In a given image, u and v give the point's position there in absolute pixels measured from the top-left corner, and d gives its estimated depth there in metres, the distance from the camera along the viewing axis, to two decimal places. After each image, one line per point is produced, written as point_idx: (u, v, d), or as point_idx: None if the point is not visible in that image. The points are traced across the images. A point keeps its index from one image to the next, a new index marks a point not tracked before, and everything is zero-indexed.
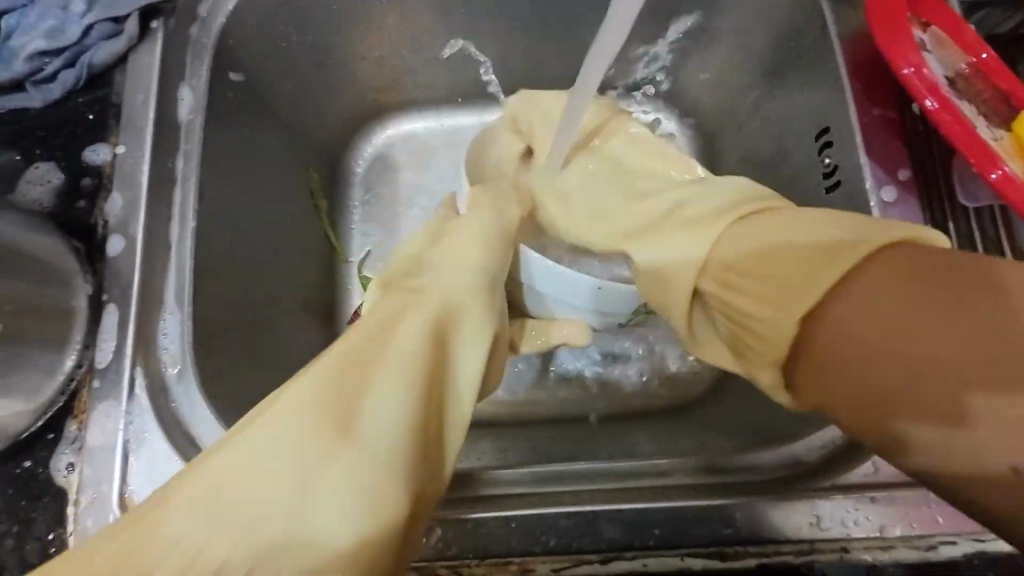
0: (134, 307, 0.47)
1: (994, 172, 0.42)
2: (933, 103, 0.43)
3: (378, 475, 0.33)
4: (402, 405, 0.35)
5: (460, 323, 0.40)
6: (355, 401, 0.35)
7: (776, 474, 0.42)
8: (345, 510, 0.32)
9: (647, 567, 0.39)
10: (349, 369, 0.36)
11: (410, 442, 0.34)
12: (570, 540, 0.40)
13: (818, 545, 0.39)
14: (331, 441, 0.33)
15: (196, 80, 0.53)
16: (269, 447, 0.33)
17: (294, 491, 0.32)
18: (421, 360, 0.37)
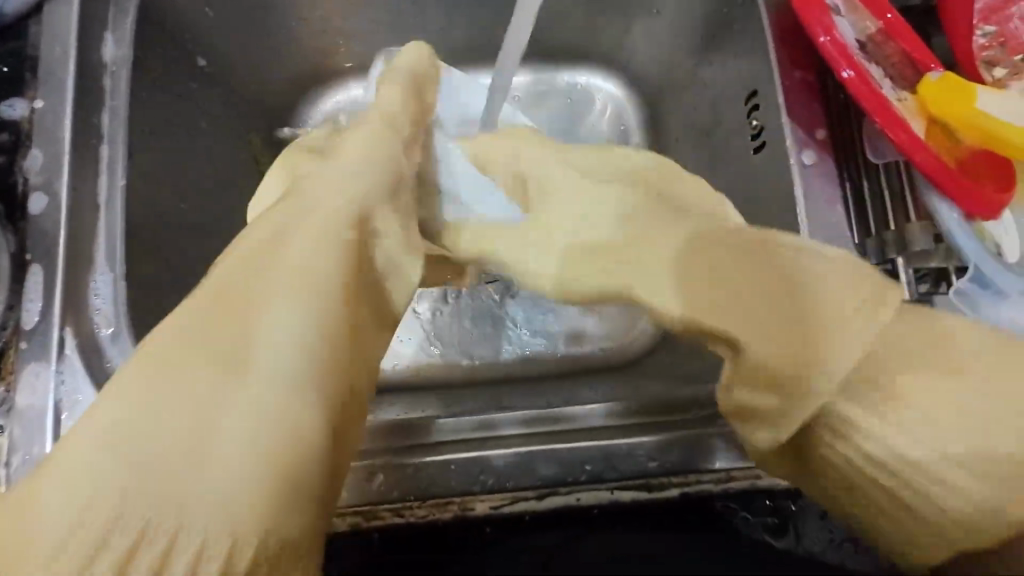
0: (60, 266, 0.45)
1: (901, 136, 0.45)
2: (848, 70, 0.46)
3: (286, 441, 0.32)
4: (286, 357, 0.33)
5: (300, 303, 0.34)
6: (251, 339, 0.33)
7: (726, 417, 0.43)
8: (265, 449, 0.31)
9: (580, 500, 0.42)
10: (226, 327, 0.33)
11: (286, 416, 0.32)
12: (507, 481, 0.42)
13: (734, 473, 0.42)
14: (231, 386, 0.32)
15: (121, 32, 0.51)
16: (277, 409, 0.32)
17: (202, 434, 0.31)
18: (290, 330, 0.33)
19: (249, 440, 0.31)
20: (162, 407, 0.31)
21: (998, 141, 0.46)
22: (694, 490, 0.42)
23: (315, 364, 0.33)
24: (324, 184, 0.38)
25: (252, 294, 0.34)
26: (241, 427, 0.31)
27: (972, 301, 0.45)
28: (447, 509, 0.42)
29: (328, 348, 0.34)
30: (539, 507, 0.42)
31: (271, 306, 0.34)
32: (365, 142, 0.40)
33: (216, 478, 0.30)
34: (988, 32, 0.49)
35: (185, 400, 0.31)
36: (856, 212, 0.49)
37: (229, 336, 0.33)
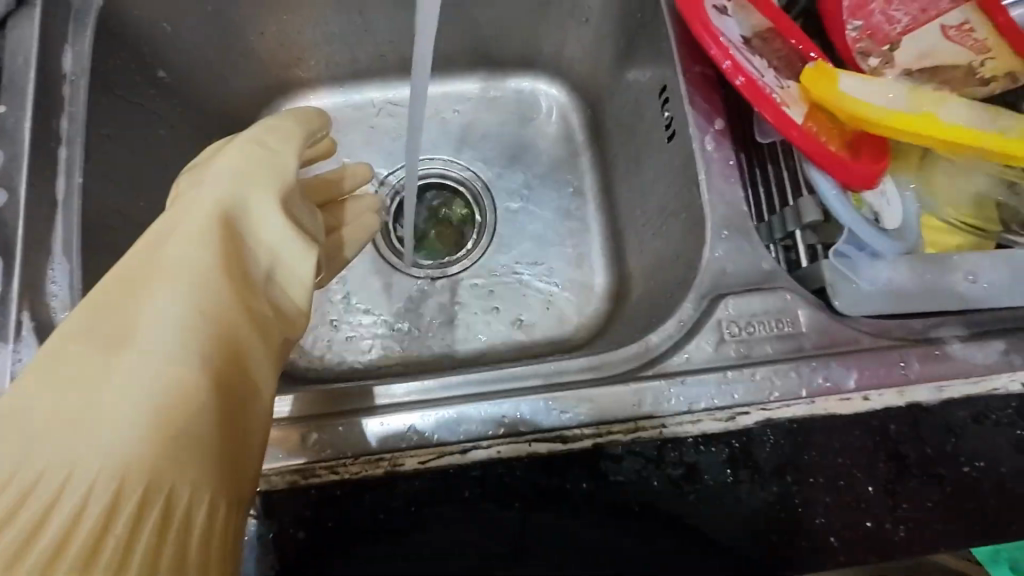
0: (17, 256, 0.49)
1: (791, 132, 0.50)
2: (741, 79, 0.49)
3: (167, 381, 0.38)
4: (167, 316, 0.40)
5: (176, 275, 0.41)
6: (137, 313, 0.40)
7: (621, 368, 0.48)
8: (151, 388, 0.38)
9: (500, 453, 0.46)
10: (117, 309, 0.41)
11: (170, 362, 0.38)
12: (433, 435, 0.46)
13: (641, 423, 0.46)
14: (115, 350, 0.39)
15: (81, 45, 0.56)
16: (156, 371, 0.38)
17: (100, 388, 0.37)
18: (170, 295, 0.40)
19: (139, 384, 0.38)
20: (61, 379, 0.38)
21: (864, 122, 0.52)
22: (606, 442, 0.46)
23: (193, 331, 0.40)
24: (200, 196, 0.46)
25: (139, 282, 0.42)
26: (125, 387, 0.37)
27: (852, 263, 0.50)
28: (378, 464, 0.45)
29: (206, 318, 0.41)
30: (463, 461, 0.46)
31: (156, 289, 0.41)
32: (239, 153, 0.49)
33: (110, 420, 0.37)
34: (857, 26, 0.55)
35: (83, 364, 0.38)
36: (752, 187, 0.56)
37: (121, 315, 0.41)
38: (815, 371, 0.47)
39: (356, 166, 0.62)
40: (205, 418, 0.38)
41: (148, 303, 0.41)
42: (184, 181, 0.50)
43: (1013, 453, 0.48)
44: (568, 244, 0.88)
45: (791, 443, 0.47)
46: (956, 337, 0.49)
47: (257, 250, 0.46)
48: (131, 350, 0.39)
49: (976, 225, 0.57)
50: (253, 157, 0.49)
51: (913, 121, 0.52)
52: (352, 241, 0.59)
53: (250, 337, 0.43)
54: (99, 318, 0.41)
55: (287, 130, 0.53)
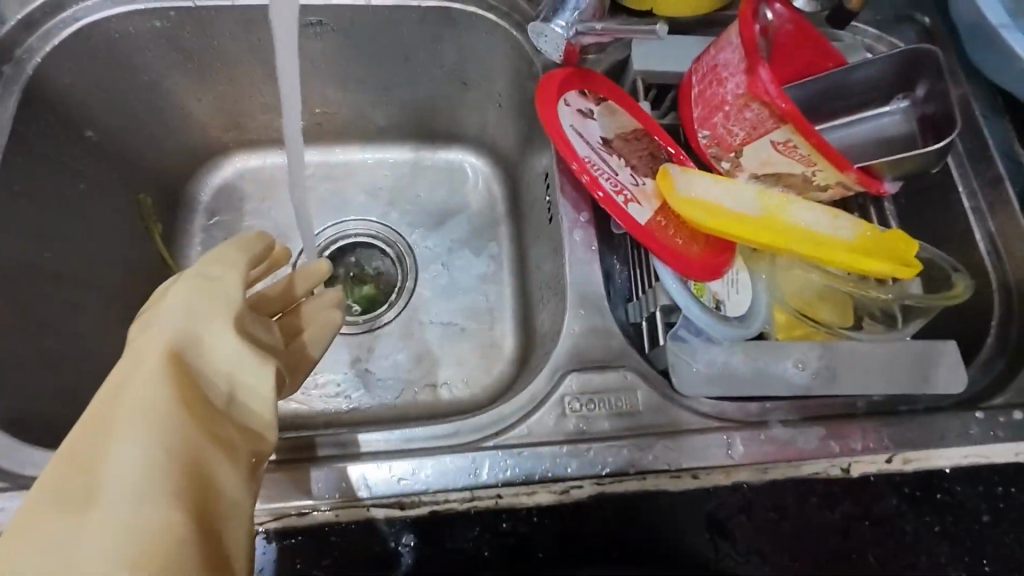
0: None
1: (639, 232, 0.56)
2: (600, 192, 0.55)
3: (144, 522, 0.37)
4: (134, 458, 0.39)
5: (142, 414, 0.40)
6: (103, 465, 0.39)
7: (467, 438, 0.51)
8: (129, 535, 0.36)
9: (338, 516, 0.48)
10: (77, 465, 0.39)
11: (144, 505, 0.37)
12: (274, 495, 0.48)
13: (477, 492, 0.49)
14: (80, 509, 0.37)
15: (3, 110, 0.61)
16: (128, 521, 0.36)
17: (73, 553, 0.36)
18: (136, 436, 0.40)
19: (111, 536, 0.36)
20: (27, 555, 0.36)
21: (687, 221, 0.58)
22: (443, 509, 0.49)
23: (160, 470, 0.39)
24: (152, 335, 0.45)
25: (99, 438, 0.40)
26: (97, 545, 0.36)
27: (690, 346, 0.55)
28: None
29: (174, 456, 0.40)
30: (301, 522, 0.48)
31: (116, 439, 0.40)
32: (183, 288, 0.48)
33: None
34: (706, 135, 0.61)
35: (49, 532, 0.36)
36: (613, 273, 0.62)
37: (83, 471, 0.39)
38: (646, 449, 0.51)
39: (310, 266, 0.60)
40: (187, 554, 0.37)
41: (112, 452, 0.39)
42: (137, 326, 0.48)
43: (836, 537, 0.51)
44: (484, 306, 0.92)
45: (622, 517, 0.49)
46: (782, 421, 0.53)
47: (213, 375, 0.45)
48: (98, 508, 0.37)
49: (820, 318, 0.61)
50: (199, 289, 0.48)
51: (732, 222, 0.58)
52: (314, 344, 0.57)
53: (218, 460, 0.42)
54: (58, 480, 0.39)
55: (226, 257, 0.52)
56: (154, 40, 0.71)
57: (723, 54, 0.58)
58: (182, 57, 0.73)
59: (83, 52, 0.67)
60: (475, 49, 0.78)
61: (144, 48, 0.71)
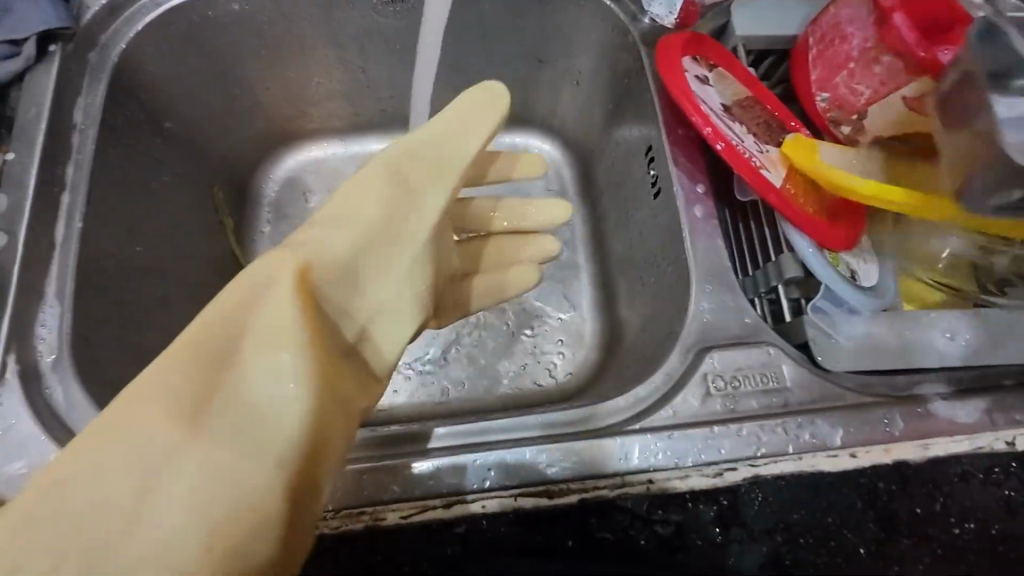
0: (9, 301, 0.49)
1: (769, 195, 0.53)
2: (722, 146, 0.53)
3: (243, 484, 0.33)
4: (263, 403, 0.33)
5: (275, 352, 0.33)
6: (227, 386, 0.33)
7: (605, 423, 0.48)
8: (228, 494, 0.33)
9: (485, 508, 0.45)
10: (203, 357, 0.34)
11: (257, 467, 0.33)
12: (415, 486, 0.45)
13: (628, 478, 0.46)
14: (189, 429, 0.33)
15: (92, 98, 0.59)
16: (229, 474, 0.33)
17: (171, 475, 0.32)
18: (269, 380, 0.33)
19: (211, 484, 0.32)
20: (134, 440, 0.33)
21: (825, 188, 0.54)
22: (594, 498, 0.46)
23: (269, 441, 0.33)
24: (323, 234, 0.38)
25: (235, 348, 0.34)
26: (193, 479, 0.32)
27: (828, 317, 0.52)
28: (358, 518, 0.44)
29: (291, 424, 0.33)
30: (445, 518, 0.44)
31: (249, 361, 0.33)
32: (375, 190, 0.40)
33: (172, 516, 0.32)
34: (825, 98, 0.58)
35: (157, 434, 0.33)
36: (731, 245, 0.58)
37: (205, 375, 0.33)
38: (800, 428, 0.48)
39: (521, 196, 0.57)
40: (269, 535, 0.34)
41: (245, 376, 0.33)
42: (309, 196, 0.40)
43: (1003, 515, 0.48)
44: (559, 291, 0.89)
45: (781, 500, 0.46)
46: (937, 395, 0.50)
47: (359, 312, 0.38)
48: (195, 448, 0.33)
49: (949, 285, 0.58)
50: (391, 200, 0.40)
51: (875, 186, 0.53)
52: (489, 291, 0.54)
53: (337, 429, 0.37)
54: (183, 366, 0.34)
55: (477, 128, 0.44)
56: (233, 27, 0.69)
57: (845, 11, 0.55)
58: (257, 42, 0.71)
59: (164, 35, 0.65)
60: (555, 21, 0.75)
61: (223, 34, 0.69)
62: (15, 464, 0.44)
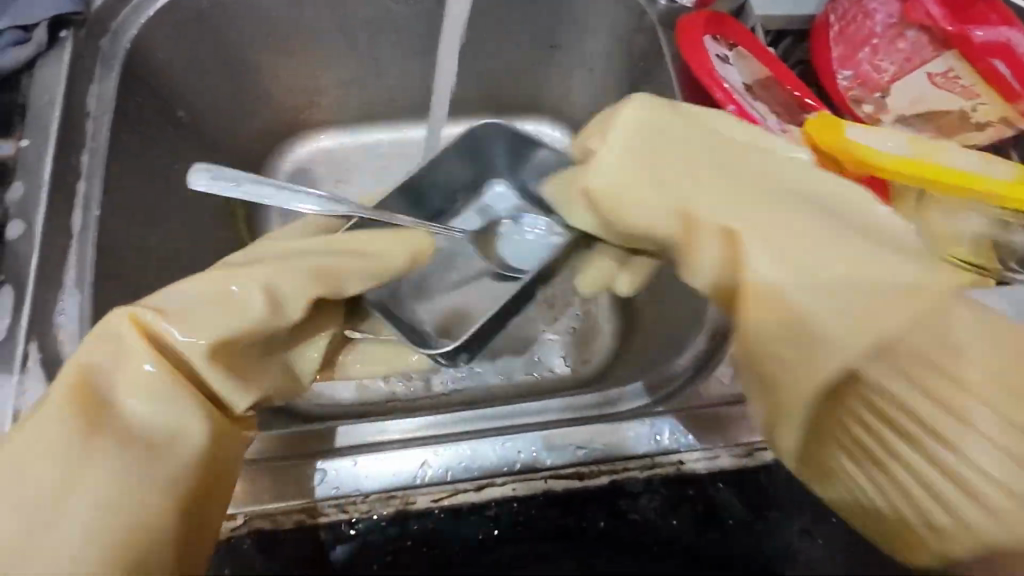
0: (29, 288, 0.49)
1: None
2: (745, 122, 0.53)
3: (141, 499, 0.37)
4: (119, 433, 0.37)
5: (157, 379, 0.37)
6: (98, 414, 0.37)
7: (635, 403, 0.48)
8: (115, 508, 0.36)
9: (515, 490, 0.45)
10: (103, 387, 0.37)
11: (141, 484, 0.37)
12: (446, 469, 0.44)
13: (658, 459, 0.46)
14: (85, 449, 0.36)
15: (105, 85, 0.58)
16: (126, 490, 0.37)
17: (89, 488, 0.36)
18: (149, 394, 0.37)
19: (111, 499, 0.36)
20: (56, 457, 0.36)
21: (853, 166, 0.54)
22: (624, 479, 0.45)
23: (148, 462, 0.37)
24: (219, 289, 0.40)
25: (97, 383, 0.37)
26: (101, 495, 0.36)
27: None
28: (388, 502, 0.44)
29: (187, 447, 0.38)
30: (476, 500, 0.44)
31: (129, 391, 0.37)
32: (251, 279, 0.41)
33: (84, 526, 0.36)
34: (847, 75, 0.57)
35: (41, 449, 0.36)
36: None
37: (112, 400, 0.37)
38: None
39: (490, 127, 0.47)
40: (164, 543, 0.38)
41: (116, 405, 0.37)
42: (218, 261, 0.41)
43: None
44: None
45: None
46: None
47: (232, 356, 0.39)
48: (88, 468, 0.36)
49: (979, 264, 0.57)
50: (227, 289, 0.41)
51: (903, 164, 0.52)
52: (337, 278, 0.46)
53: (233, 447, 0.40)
54: (102, 392, 0.37)
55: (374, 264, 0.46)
56: (244, 13, 0.68)
57: None
58: (268, 28, 0.70)
59: (174, 22, 0.64)
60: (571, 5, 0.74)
61: (233, 20, 0.68)
62: None
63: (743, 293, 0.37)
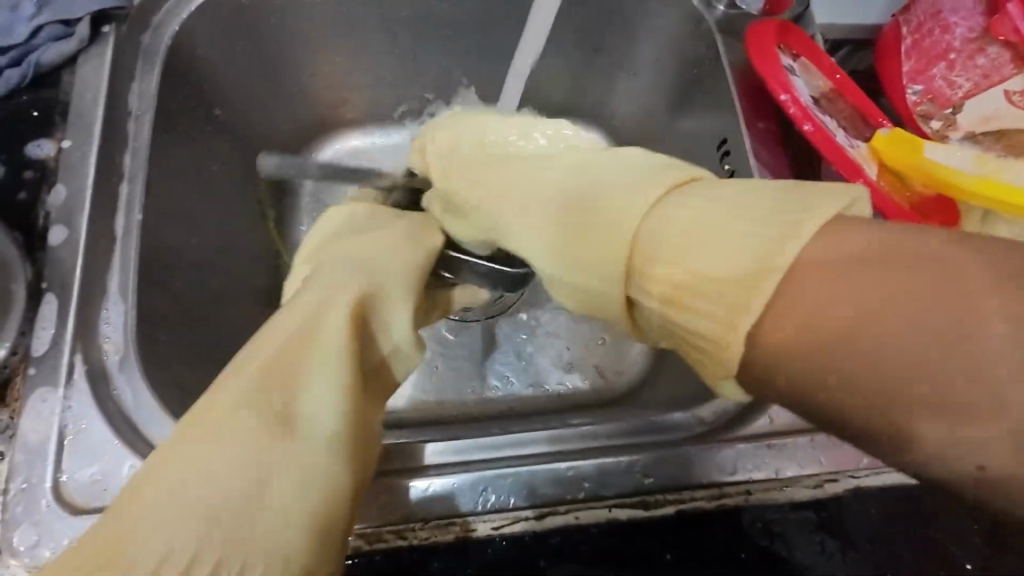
0: (74, 296, 0.48)
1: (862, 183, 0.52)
2: (811, 129, 0.52)
3: (329, 466, 0.36)
4: (314, 396, 0.37)
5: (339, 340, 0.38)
6: (290, 382, 0.37)
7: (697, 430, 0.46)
8: (315, 474, 0.35)
9: (579, 519, 0.43)
10: (285, 354, 0.38)
11: (336, 449, 0.37)
12: (507, 497, 0.43)
13: (726, 489, 0.44)
14: (277, 425, 0.36)
15: (147, 83, 0.56)
16: (320, 458, 0.36)
17: (279, 457, 0.35)
18: (334, 354, 0.38)
19: (308, 467, 0.35)
20: (246, 427, 0.35)
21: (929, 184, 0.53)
22: (689, 510, 0.44)
23: (331, 431, 0.37)
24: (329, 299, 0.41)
25: (286, 350, 0.38)
26: (294, 462, 0.35)
27: None
28: (448, 530, 0.42)
29: (344, 415, 0.37)
30: (538, 529, 0.43)
31: (313, 362, 0.38)
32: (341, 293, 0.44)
33: (282, 495, 0.35)
34: (916, 90, 0.55)
35: (229, 419, 0.35)
36: None
37: (290, 370, 0.37)
38: None
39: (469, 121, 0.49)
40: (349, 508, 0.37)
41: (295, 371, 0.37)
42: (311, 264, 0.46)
43: None
44: None
45: (884, 514, 0.45)
46: None
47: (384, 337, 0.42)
48: (283, 438, 0.35)
49: None
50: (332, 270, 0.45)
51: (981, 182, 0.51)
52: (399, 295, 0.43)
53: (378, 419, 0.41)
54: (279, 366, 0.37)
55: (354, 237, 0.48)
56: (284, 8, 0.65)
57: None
58: (309, 24, 0.67)
59: (214, 17, 0.62)
60: None
61: (274, 15, 0.65)
62: (93, 469, 0.43)
63: (592, 216, 0.37)
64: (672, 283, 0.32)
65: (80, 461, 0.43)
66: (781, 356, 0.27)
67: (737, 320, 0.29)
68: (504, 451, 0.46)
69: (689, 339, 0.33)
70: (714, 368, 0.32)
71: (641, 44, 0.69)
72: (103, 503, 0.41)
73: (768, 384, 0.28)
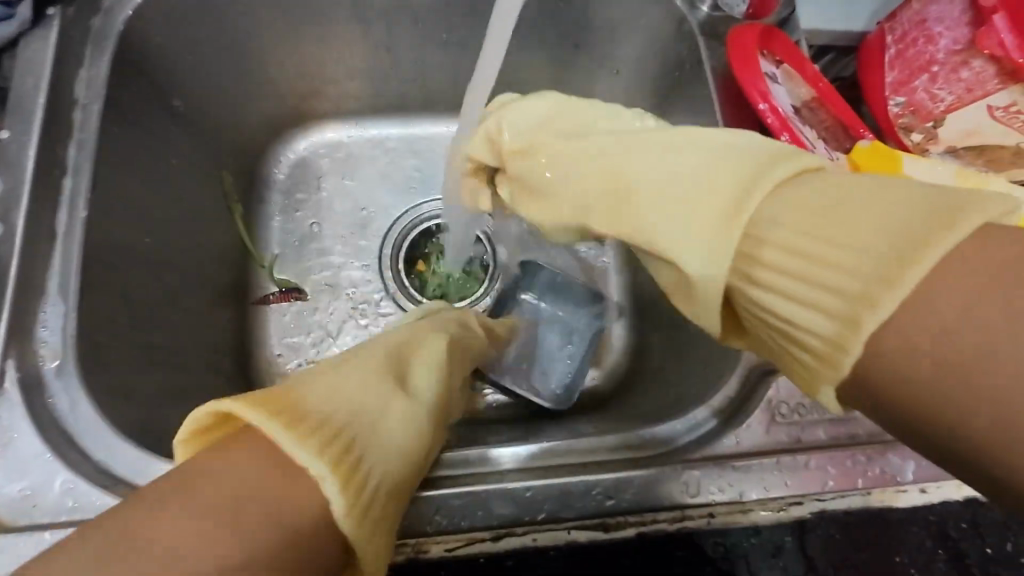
0: (8, 298, 0.45)
1: None
2: (788, 139, 0.50)
3: (416, 425, 0.38)
4: (429, 381, 0.41)
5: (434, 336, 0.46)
6: (408, 366, 0.42)
7: (662, 449, 0.45)
8: (412, 427, 0.37)
9: (536, 541, 0.42)
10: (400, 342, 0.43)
11: (427, 422, 0.39)
12: (462, 517, 0.41)
13: (688, 511, 0.43)
14: (394, 383, 0.39)
15: (96, 70, 0.53)
16: (417, 420, 0.38)
17: (377, 403, 0.37)
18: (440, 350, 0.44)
19: (405, 422, 0.37)
20: (362, 373, 0.38)
21: None
22: (650, 532, 0.43)
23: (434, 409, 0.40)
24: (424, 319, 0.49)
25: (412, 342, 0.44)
26: (399, 415, 0.37)
27: None
28: (399, 551, 0.40)
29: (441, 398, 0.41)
30: (493, 551, 0.41)
31: (423, 355, 0.43)
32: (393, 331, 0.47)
33: (385, 434, 0.36)
34: (898, 102, 0.54)
35: (368, 372, 0.39)
36: None
37: (395, 354, 0.42)
38: (870, 461, 0.45)
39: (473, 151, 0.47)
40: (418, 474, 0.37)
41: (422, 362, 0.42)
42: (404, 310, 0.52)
43: None
44: None
45: (849, 537, 0.44)
46: None
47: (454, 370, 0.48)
48: (398, 398, 0.38)
49: None
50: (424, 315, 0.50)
51: None
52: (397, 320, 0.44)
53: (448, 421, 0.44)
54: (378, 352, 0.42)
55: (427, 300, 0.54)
56: None
57: (934, 7, 0.51)
58: (274, 11, 0.64)
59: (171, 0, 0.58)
60: None
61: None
62: (25, 481, 0.41)
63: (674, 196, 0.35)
64: (787, 276, 0.30)
65: (10, 475, 0.41)
66: (899, 354, 0.26)
67: (864, 314, 0.27)
68: (463, 469, 0.44)
69: (789, 344, 0.31)
70: (817, 374, 0.30)
71: (624, 42, 0.66)
72: (34, 521, 0.40)
73: (864, 391, 0.28)
